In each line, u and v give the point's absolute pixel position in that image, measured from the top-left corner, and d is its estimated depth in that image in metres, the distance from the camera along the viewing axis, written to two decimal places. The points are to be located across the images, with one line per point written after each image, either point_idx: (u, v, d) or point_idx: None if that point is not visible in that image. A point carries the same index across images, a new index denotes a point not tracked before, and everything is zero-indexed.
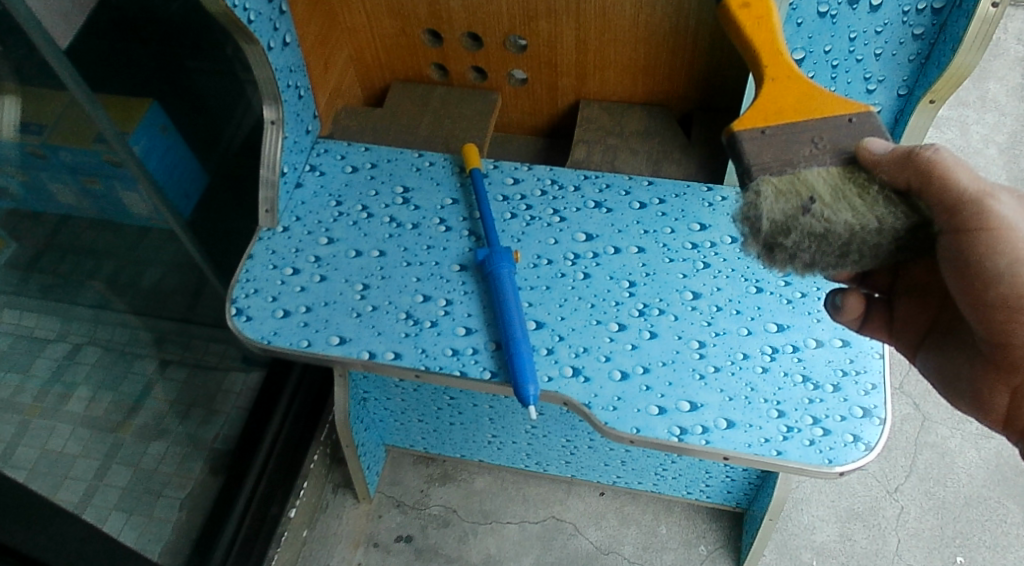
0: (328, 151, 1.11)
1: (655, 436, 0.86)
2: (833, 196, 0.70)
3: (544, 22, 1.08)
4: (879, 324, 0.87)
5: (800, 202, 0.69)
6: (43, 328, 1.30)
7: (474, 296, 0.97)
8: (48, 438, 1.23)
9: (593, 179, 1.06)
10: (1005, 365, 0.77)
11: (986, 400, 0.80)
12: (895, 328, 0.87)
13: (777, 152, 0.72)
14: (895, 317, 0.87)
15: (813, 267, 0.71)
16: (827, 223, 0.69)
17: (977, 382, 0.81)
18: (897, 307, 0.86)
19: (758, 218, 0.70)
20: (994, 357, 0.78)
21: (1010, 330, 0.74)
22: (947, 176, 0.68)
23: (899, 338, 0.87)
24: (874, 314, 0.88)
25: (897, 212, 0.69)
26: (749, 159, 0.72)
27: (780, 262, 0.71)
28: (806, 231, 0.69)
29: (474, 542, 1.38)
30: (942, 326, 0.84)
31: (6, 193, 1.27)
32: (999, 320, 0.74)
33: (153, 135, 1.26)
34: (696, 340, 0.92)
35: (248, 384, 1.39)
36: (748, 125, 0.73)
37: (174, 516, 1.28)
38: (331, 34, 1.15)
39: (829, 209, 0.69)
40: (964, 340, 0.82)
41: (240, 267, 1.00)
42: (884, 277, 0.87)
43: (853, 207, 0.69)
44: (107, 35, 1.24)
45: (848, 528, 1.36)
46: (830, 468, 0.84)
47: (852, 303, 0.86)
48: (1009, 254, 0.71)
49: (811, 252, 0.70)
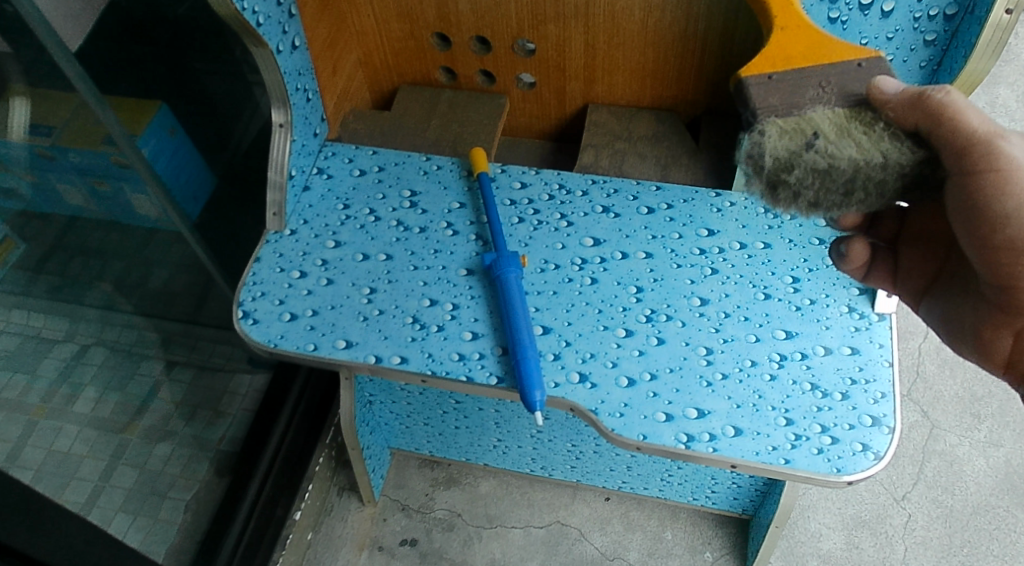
0: (336, 154, 1.11)
1: (662, 444, 0.86)
2: (838, 134, 0.71)
3: (553, 26, 1.08)
4: (883, 272, 0.88)
5: (803, 139, 0.70)
6: (50, 328, 1.28)
7: (480, 300, 0.96)
8: (55, 438, 1.22)
9: (601, 183, 1.06)
10: (1008, 307, 0.75)
11: (988, 344, 0.79)
12: (902, 277, 0.88)
13: (785, 96, 0.73)
14: (902, 265, 0.88)
15: (818, 208, 0.72)
16: (830, 159, 0.69)
17: (980, 327, 0.80)
18: (904, 254, 0.87)
19: (761, 156, 0.71)
20: (997, 300, 0.76)
21: (1013, 272, 0.72)
22: (956, 115, 0.68)
23: (905, 287, 0.88)
24: (880, 261, 0.89)
25: (903, 149, 0.70)
26: (755, 102, 0.73)
27: (785, 202, 0.72)
28: (808, 167, 0.70)
29: (479, 547, 1.37)
30: (947, 274, 0.84)
31: (16, 195, 1.25)
32: (1005, 265, 0.73)
33: (162, 138, 1.26)
34: (704, 346, 0.92)
35: (254, 386, 1.42)
36: (756, 71, 0.75)
37: (179, 518, 1.29)
38: (340, 37, 1.15)
39: (833, 145, 0.70)
40: (969, 285, 0.82)
41: (247, 269, 1.00)
42: (890, 225, 0.89)
43: (858, 143, 0.70)
44: (119, 38, 1.22)
45: (856, 536, 1.35)
46: (838, 477, 0.84)
47: (856, 250, 0.87)
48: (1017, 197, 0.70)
49: (814, 189, 0.70)
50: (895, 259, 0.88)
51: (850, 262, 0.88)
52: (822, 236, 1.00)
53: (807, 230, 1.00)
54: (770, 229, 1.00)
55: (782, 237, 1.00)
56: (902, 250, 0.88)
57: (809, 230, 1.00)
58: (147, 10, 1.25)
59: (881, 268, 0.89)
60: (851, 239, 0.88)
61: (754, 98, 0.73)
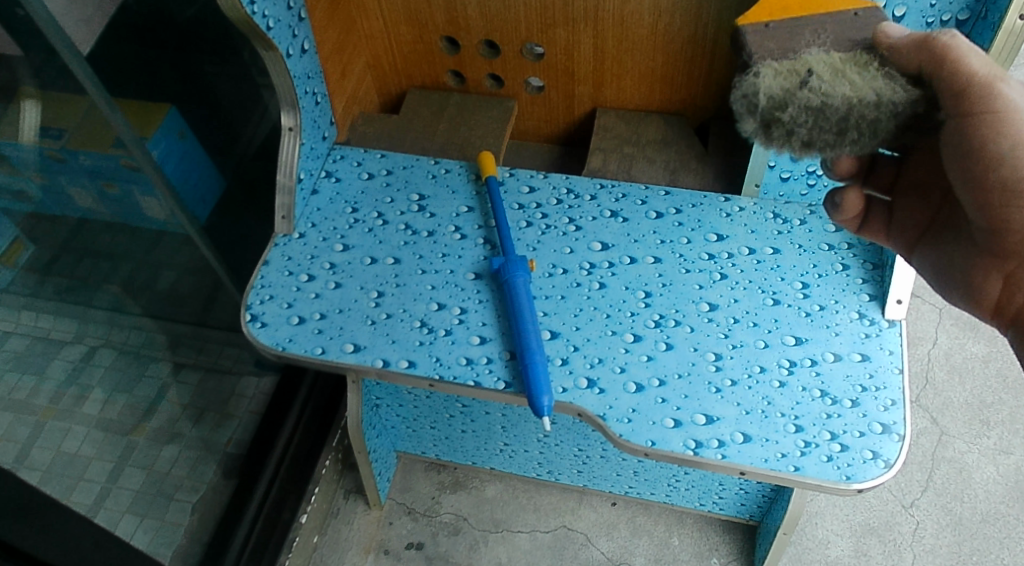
0: (344, 157, 1.11)
1: (670, 450, 0.85)
2: (833, 74, 0.69)
3: (562, 31, 1.08)
4: (878, 225, 0.88)
5: (798, 79, 0.69)
6: (60, 329, 1.30)
7: (488, 305, 0.96)
8: (63, 440, 1.24)
9: (610, 188, 1.06)
10: (999, 250, 0.78)
11: (978, 288, 0.81)
12: (895, 228, 0.88)
13: (780, 43, 0.73)
14: (895, 215, 0.87)
15: (812, 148, 0.70)
16: (825, 97, 0.68)
17: (972, 272, 0.82)
18: (898, 204, 0.86)
19: (755, 95, 0.69)
20: (989, 243, 0.78)
21: (1006, 214, 0.74)
22: (959, 57, 0.69)
23: (897, 239, 0.88)
24: (874, 212, 0.89)
25: (897, 87, 0.69)
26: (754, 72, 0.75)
27: (778, 141, 0.70)
28: (803, 104, 0.68)
29: (485, 551, 1.37)
30: (940, 225, 0.84)
31: (25, 196, 1.26)
32: (997, 206, 0.74)
33: (172, 140, 1.27)
34: (713, 352, 0.91)
35: (261, 389, 1.40)
36: (753, 20, 0.75)
37: (185, 521, 1.28)
38: (349, 41, 1.15)
39: (827, 84, 0.68)
40: (960, 233, 0.82)
41: (256, 272, 1.00)
42: (887, 173, 0.86)
43: (852, 84, 0.69)
44: (129, 40, 1.24)
45: (863, 543, 1.34)
46: (848, 485, 0.83)
47: (852, 199, 0.84)
48: (1011, 138, 0.71)
49: (809, 128, 0.68)
50: (889, 211, 0.88)
51: (847, 213, 0.85)
52: (832, 242, 0.99)
53: (817, 235, 1.00)
54: (780, 235, 1.00)
55: (791, 242, 0.99)
56: (896, 198, 0.87)
57: (818, 236, 1.00)
58: (154, 11, 1.25)
59: (874, 221, 0.89)
60: (846, 188, 0.84)
61: (750, 48, 0.73)
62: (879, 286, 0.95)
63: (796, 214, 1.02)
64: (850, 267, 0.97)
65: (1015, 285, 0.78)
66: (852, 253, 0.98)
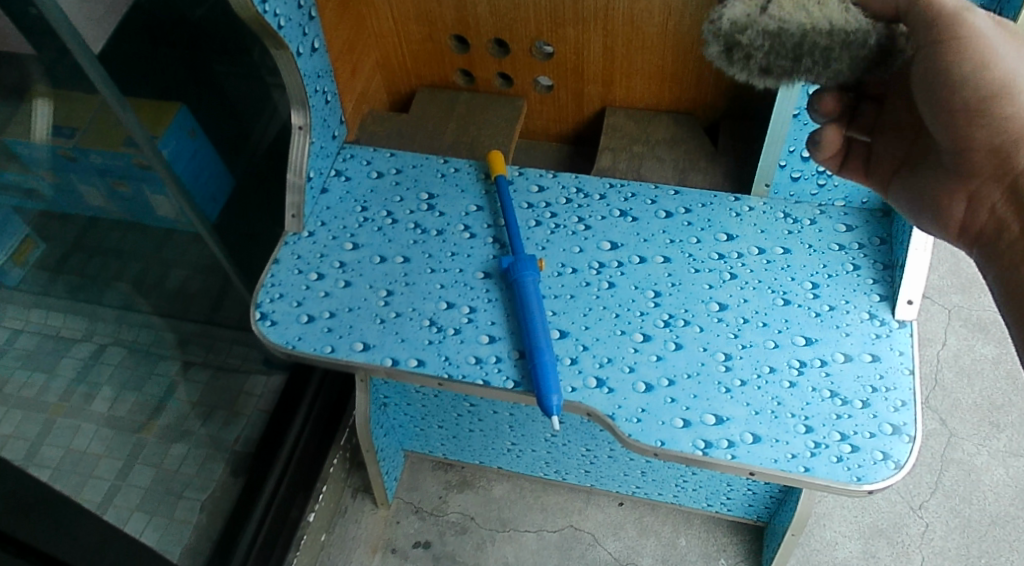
0: (354, 156, 1.11)
1: (680, 450, 0.85)
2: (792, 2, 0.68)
3: (571, 29, 1.08)
4: (856, 164, 0.88)
5: (757, 4, 0.68)
6: (69, 328, 1.31)
7: (497, 303, 0.96)
8: (73, 437, 1.24)
9: (619, 187, 1.05)
10: (964, 169, 0.77)
11: (945, 209, 0.80)
12: (875, 168, 0.87)
13: None
14: (874, 155, 0.87)
15: (769, 75, 0.69)
16: (781, 21, 0.67)
17: (939, 195, 0.81)
18: (876, 144, 0.86)
19: (718, 20, 0.68)
20: (955, 164, 0.78)
21: (970, 132, 0.74)
22: None
23: (876, 178, 0.87)
24: (853, 153, 0.88)
25: (852, 18, 0.68)
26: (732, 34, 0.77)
27: (739, 65, 0.69)
28: (762, 27, 0.67)
29: (492, 550, 1.37)
30: (915, 157, 0.83)
31: (37, 195, 1.29)
32: (963, 124, 0.74)
33: (182, 139, 1.27)
34: (722, 352, 0.91)
35: (270, 386, 1.40)
36: None
37: (194, 519, 1.28)
38: (359, 40, 1.15)
39: (785, 9, 0.67)
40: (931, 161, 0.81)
41: (266, 271, 1.01)
42: (867, 117, 0.85)
43: (808, 11, 0.68)
44: (141, 40, 1.24)
45: (872, 545, 1.34)
46: (858, 486, 0.83)
47: (830, 137, 0.83)
48: (974, 60, 0.71)
49: (766, 52, 0.67)
50: (867, 151, 0.87)
51: (825, 152, 0.85)
52: (843, 242, 0.99)
53: (827, 235, 0.99)
54: (790, 235, 1.00)
55: (801, 242, 0.99)
56: (875, 138, 0.86)
57: (829, 236, 0.99)
58: (166, 10, 1.25)
59: (852, 161, 0.88)
60: (824, 126, 0.83)
61: None
62: (890, 286, 0.95)
63: (807, 214, 1.01)
64: (861, 268, 0.96)
65: (978, 203, 0.78)
66: (862, 253, 0.98)
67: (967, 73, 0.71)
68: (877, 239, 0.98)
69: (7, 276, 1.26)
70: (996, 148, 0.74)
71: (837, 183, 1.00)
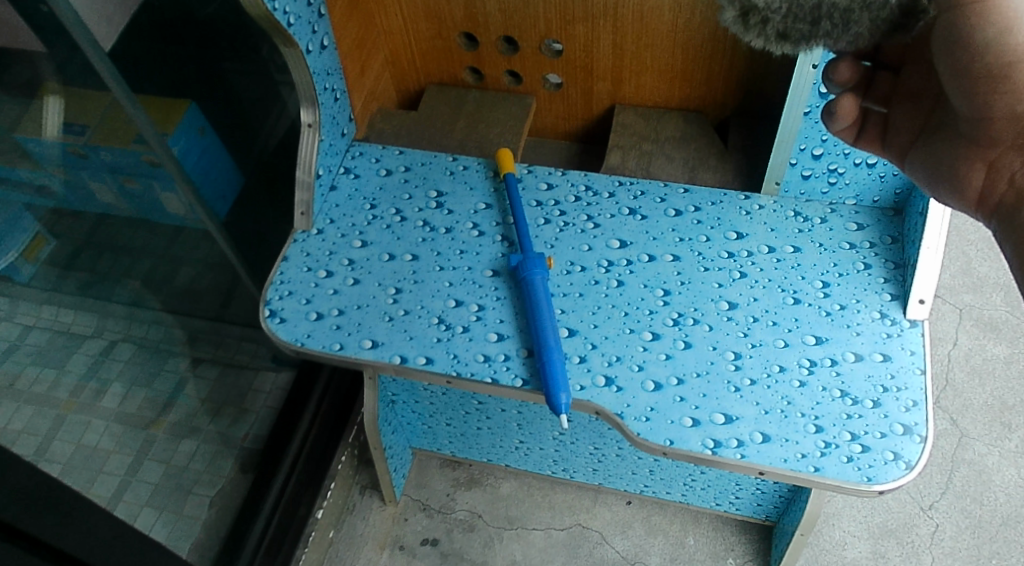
0: (363, 153, 1.11)
1: (689, 449, 0.85)
2: None
3: (580, 27, 1.08)
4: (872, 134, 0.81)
5: None
6: (79, 324, 1.30)
7: (506, 301, 0.96)
8: (83, 433, 1.23)
9: (628, 185, 1.05)
10: (983, 138, 0.70)
11: (962, 179, 0.73)
12: (892, 137, 0.80)
13: None
14: (891, 125, 0.80)
15: (786, 39, 0.60)
16: None
17: (955, 164, 0.74)
18: (893, 114, 0.78)
19: None
20: (973, 134, 0.71)
21: (993, 101, 0.67)
22: None
23: (894, 147, 0.80)
24: (869, 123, 0.81)
25: None
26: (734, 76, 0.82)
27: (754, 30, 0.60)
28: None
29: (500, 548, 1.37)
30: (933, 126, 0.76)
31: (48, 191, 1.26)
32: (983, 92, 0.67)
33: (191, 137, 1.27)
34: (732, 351, 0.91)
35: (278, 384, 1.42)
36: None
37: (203, 515, 1.29)
38: (368, 38, 1.15)
39: None
40: (950, 130, 0.74)
41: (275, 268, 1.01)
42: (885, 84, 0.78)
43: None
44: (151, 38, 1.23)
45: (882, 545, 1.33)
46: (869, 486, 0.82)
47: (846, 107, 0.78)
48: (998, 23, 0.64)
49: (784, 16, 0.59)
50: (884, 121, 0.80)
51: (840, 120, 0.79)
52: (854, 241, 0.98)
53: (838, 234, 0.99)
54: (800, 233, 0.99)
55: (812, 241, 0.98)
56: (891, 108, 0.78)
57: (840, 235, 0.99)
58: (176, 9, 1.25)
59: (869, 131, 0.81)
60: (839, 95, 0.78)
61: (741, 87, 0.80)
62: (902, 285, 0.94)
63: (817, 213, 1.01)
64: (872, 267, 0.96)
65: (997, 172, 0.71)
66: (873, 252, 0.97)
67: (990, 37, 0.64)
68: (888, 238, 0.98)
69: (18, 273, 1.23)
70: (1017, 115, 0.67)
71: (848, 181, 0.99)
